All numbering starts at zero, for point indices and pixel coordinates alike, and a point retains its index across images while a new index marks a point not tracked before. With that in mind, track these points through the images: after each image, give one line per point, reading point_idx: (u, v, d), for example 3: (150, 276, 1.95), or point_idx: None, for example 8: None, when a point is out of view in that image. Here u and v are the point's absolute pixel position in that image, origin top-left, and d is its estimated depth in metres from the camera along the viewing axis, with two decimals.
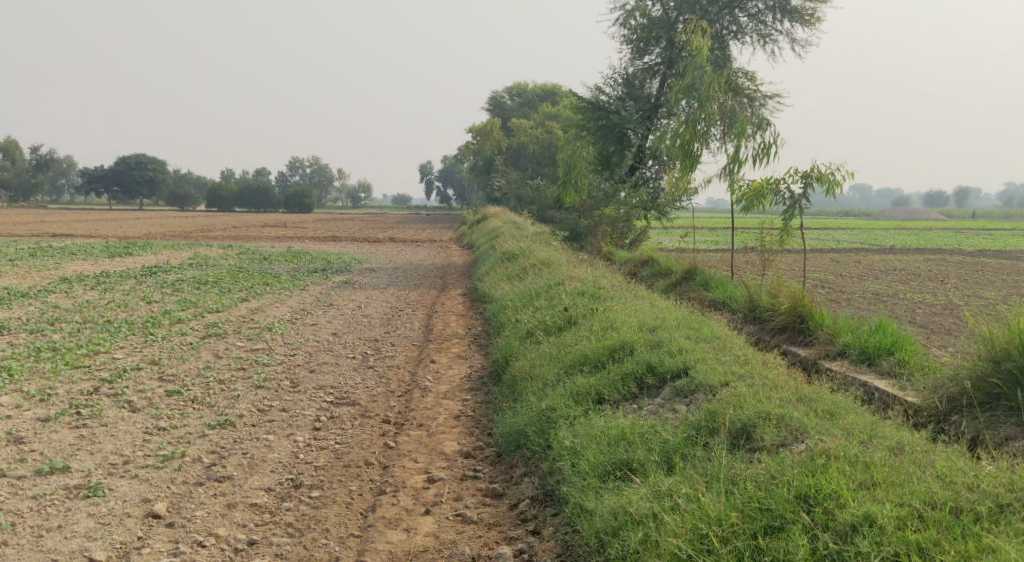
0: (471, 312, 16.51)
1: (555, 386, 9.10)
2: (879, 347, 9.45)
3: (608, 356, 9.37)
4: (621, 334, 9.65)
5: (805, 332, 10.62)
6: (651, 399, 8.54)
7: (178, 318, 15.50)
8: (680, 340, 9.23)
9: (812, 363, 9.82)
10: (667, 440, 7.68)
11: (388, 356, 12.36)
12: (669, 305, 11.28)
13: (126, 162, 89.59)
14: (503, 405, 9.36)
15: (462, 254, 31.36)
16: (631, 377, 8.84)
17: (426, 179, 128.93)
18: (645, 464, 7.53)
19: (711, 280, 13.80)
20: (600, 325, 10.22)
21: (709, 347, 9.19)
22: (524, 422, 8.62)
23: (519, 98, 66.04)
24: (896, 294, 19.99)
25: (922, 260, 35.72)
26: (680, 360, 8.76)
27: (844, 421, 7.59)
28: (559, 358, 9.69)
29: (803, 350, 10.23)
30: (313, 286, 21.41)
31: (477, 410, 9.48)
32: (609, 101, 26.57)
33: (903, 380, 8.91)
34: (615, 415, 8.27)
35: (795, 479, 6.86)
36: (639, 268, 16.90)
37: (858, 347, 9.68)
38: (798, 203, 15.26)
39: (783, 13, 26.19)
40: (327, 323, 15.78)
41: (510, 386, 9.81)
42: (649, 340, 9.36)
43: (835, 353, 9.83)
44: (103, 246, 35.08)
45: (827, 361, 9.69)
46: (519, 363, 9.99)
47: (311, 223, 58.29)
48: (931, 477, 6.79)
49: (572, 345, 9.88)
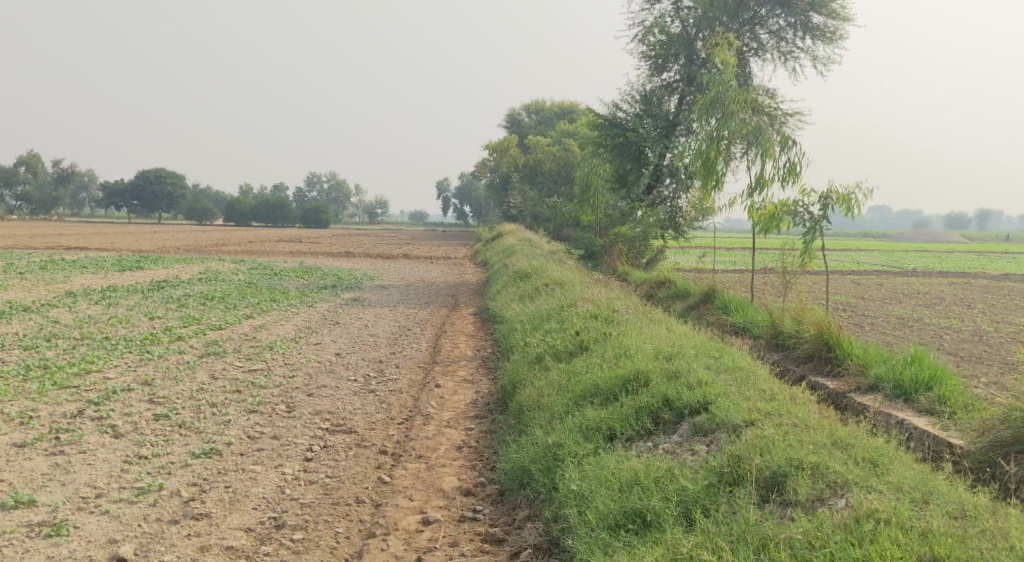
0: (481, 333, 15.92)
1: (563, 418, 8.52)
2: (915, 382, 8.84)
3: (622, 386, 8.79)
4: (635, 363, 9.06)
5: (832, 362, 9.99)
6: (667, 437, 7.97)
7: (178, 335, 15.02)
8: (700, 370, 8.64)
9: (841, 397, 9.18)
10: (687, 488, 7.15)
11: (392, 379, 11.81)
12: (687, 329, 10.66)
13: (146, 176, 89.86)
14: (507, 437, 8.80)
15: (475, 272, 30.82)
16: (645, 411, 8.26)
17: (443, 196, 128.62)
18: (663, 517, 7.02)
19: (732, 304, 13.16)
20: (614, 352, 9.62)
21: (731, 378, 8.59)
22: (530, 457, 8.05)
23: (538, 116, 65.64)
24: (921, 319, 19.27)
25: (945, 284, 34.82)
26: (701, 394, 8.17)
27: (891, 475, 7.01)
28: (568, 386, 9.10)
29: (830, 381, 9.61)
30: (321, 304, 20.90)
31: (481, 440, 8.92)
32: (626, 118, 26.11)
33: (944, 418, 8.26)
34: (627, 455, 7.73)
35: (838, 547, 6.39)
36: (656, 289, 16.31)
37: (892, 381, 9.04)
38: (817, 225, 14.63)
39: (805, 31, 25.65)
40: (332, 343, 15.25)
41: (515, 414, 9.24)
42: (667, 370, 8.77)
43: (866, 386, 9.20)
44: (115, 259, 34.79)
45: (857, 395, 9.07)
46: (527, 390, 9.41)
47: (327, 238, 57.84)
48: (1003, 549, 6.28)
49: (582, 373, 9.30)
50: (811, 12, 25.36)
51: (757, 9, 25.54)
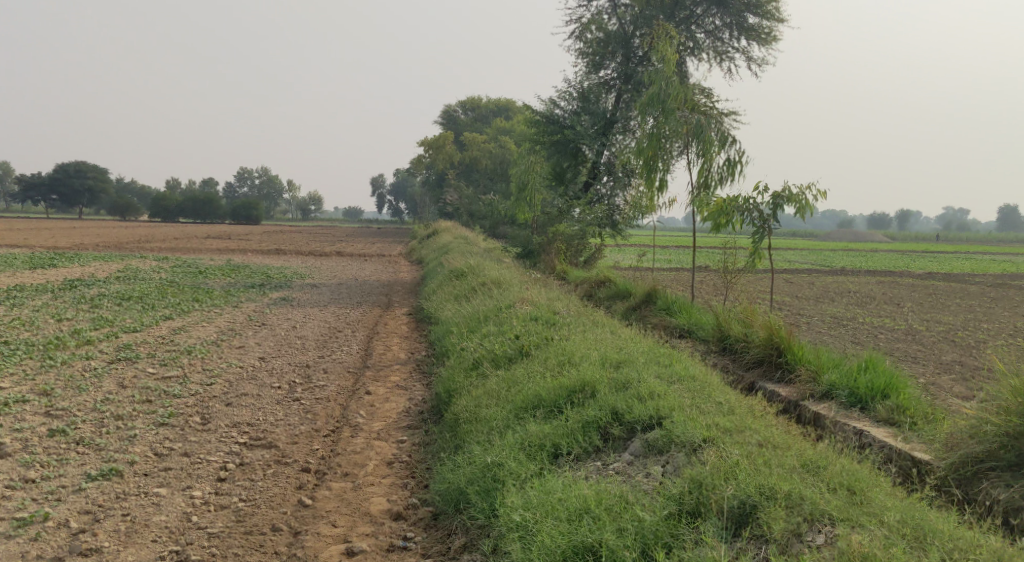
0: (415, 335, 15.25)
1: (505, 433, 7.99)
2: (871, 389, 8.57)
3: (567, 397, 8.30)
4: (581, 370, 8.57)
5: (783, 367, 9.64)
6: (616, 455, 7.53)
7: (87, 339, 14.06)
8: (650, 379, 8.20)
9: (795, 405, 8.84)
10: (644, 519, 6.66)
11: (318, 385, 11.09)
12: (632, 332, 10.21)
13: (66, 169, 86.53)
14: (442, 451, 8.22)
15: (410, 270, 30.08)
16: (593, 427, 7.80)
17: (377, 193, 126.90)
18: (618, 554, 6.50)
19: (675, 306, 12.78)
20: (557, 359, 9.09)
21: (682, 388, 8.15)
22: (468, 478, 7.51)
23: (473, 113, 64.94)
24: (855, 317, 19.22)
25: (874, 283, 35.29)
26: (653, 407, 7.73)
27: (872, 505, 6.59)
28: (509, 396, 8.57)
29: (782, 387, 9.27)
30: (246, 303, 19.99)
31: (413, 454, 8.36)
32: (564, 115, 25.74)
33: (905, 430, 7.99)
34: (574, 478, 7.25)
35: None
36: (595, 289, 15.87)
37: (847, 389, 8.76)
38: (767, 224, 14.42)
39: (741, 31, 25.55)
40: (256, 345, 14.44)
41: (451, 426, 8.67)
42: (616, 380, 8.31)
43: (820, 394, 8.89)
44: (28, 256, 33.10)
45: (812, 403, 8.75)
46: (463, 399, 8.84)
47: (257, 234, 56.44)
48: None
49: (523, 381, 8.78)
50: (746, 13, 25.26)
51: (693, 7, 25.28)
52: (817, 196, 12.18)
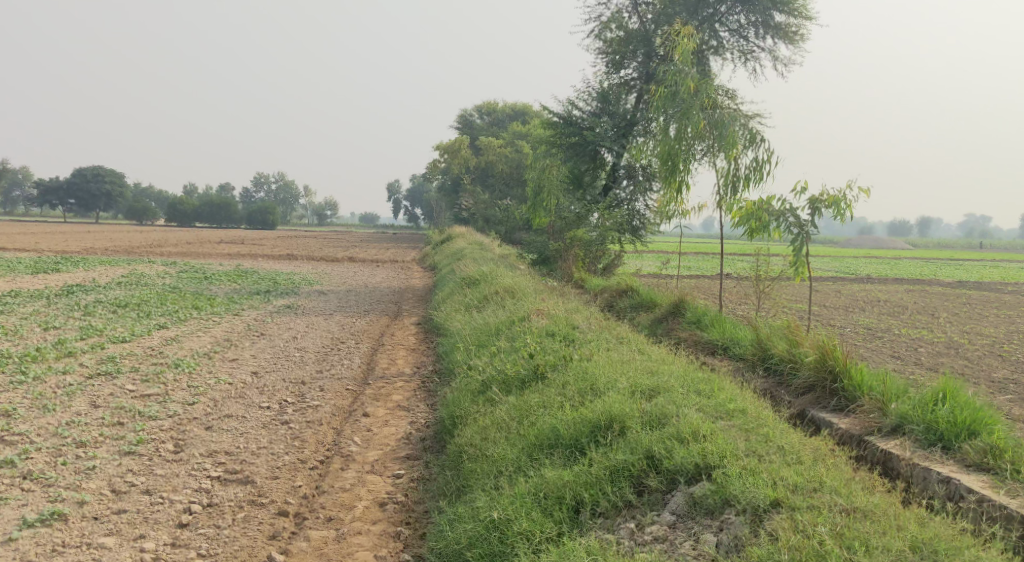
0: (423, 347, 14.19)
1: (515, 480, 7.19)
2: (954, 425, 7.55)
3: (592, 434, 7.42)
4: (607, 401, 7.66)
5: (837, 395, 8.60)
6: (654, 511, 6.69)
7: (69, 350, 13.09)
8: (692, 415, 7.27)
9: (861, 442, 7.82)
10: None
11: (311, 405, 10.00)
12: (661, 351, 9.16)
13: (84, 174, 86.30)
14: (445, 494, 7.45)
15: (423, 276, 29.07)
16: (624, 474, 6.96)
17: (393, 198, 125.96)
18: None
19: (706, 319, 11.65)
20: (578, 384, 8.15)
21: (729, 428, 7.22)
22: (470, 535, 6.79)
23: (489, 118, 63.99)
24: (890, 328, 18.01)
25: (901, 291, 33.85)
26: (698, 452, 6.86)
27: None
28: (521, 431, 7.72)
29: (840, 418, 8.26)
30: (248, 311, 18.99)
31: (411, 495, 7.55)
32: (582, 117, 24.69)
33: (1005, 480, 6.92)
34: (602, 546, 6.45)
35: None
36: (617, 299, 14.77)
37: (922, 423, 7.73)
38: (805, 230, 13.19)
39: (766, 29, 24.40)
40: (251, 358, 13.44)
41: (454, 461, 7.86)
42: (651, 415, 7.40)
43: (889, 428, 7.85)
44: (33, 261, 32.27)
45: (880, 439, 7.73)
46: (467, 433, 7.99)
47: (270, 240, 55.58)
48: None
49: (540, 412, 7.88)
50: (772, 10, 24.08)
51: (718, 5, 24.10)
52: (856, 195, 11.21)
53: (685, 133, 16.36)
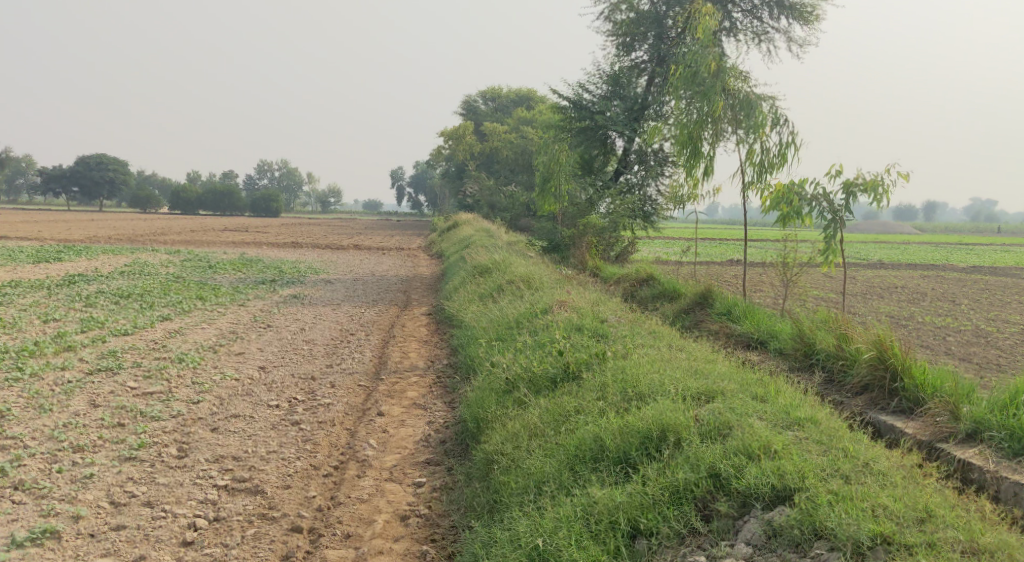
0: (435, 339, 13.63)
1: (559, 499, 6.83)
2: None
3: (643, 446, 7.06)
4: (657, 407, 7.29)
5: (898, 396, 8.21)
6: (727, 538, 6.33)
7: (68, 344, 12.52)
8: (757, 424, 6.92)
9: (935, 452, 7.39)
10: None
11: (322, 404, 9.44)
12: (698, 347, 8.69)
13: (87, 162, 85.69)
14: (476, 508, 7.13)
15: (431, 264, 28.47)
16: (684, 495, 6.60)
17: (396, 185, 125.04)
18: None
19: (738, 310, 11.08)
20: (623, 389, 7.76)
21: (798, 440, 6.86)
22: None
23: (493, 103, 63.16)
24: (914, 315, 17.44)
25: (917, 277, 33.06)
26: (772, 473, 6.49)
27: None
28: (559, 440, 7.36)
29: (900, 426, 7.76)
30: (254, 302, 18.41)
31: (439, 510, 7.19)
32: (592, 100, 23.97)
33: None
34: None
35: None
36: (638, 288, 14.19)
37: (1001, 429, 7.30)
38: (839, 215, 12.69)
39: (781, 10, 23.68)
40: (258, 351, 12.88)
41: (482, 471, 7.54)
42: (708, 424, 7.03)
43: (963, 435, 7.42)
44: (33, 250, 31.61)
45: (952, 449, 7.29)
46: (496, 440, 7.64)
47: (275, 228, 54.98)
48: None
49: (580, 418, 7.51)
50: None
51: None
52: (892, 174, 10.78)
53: (705, 115, 15.62)
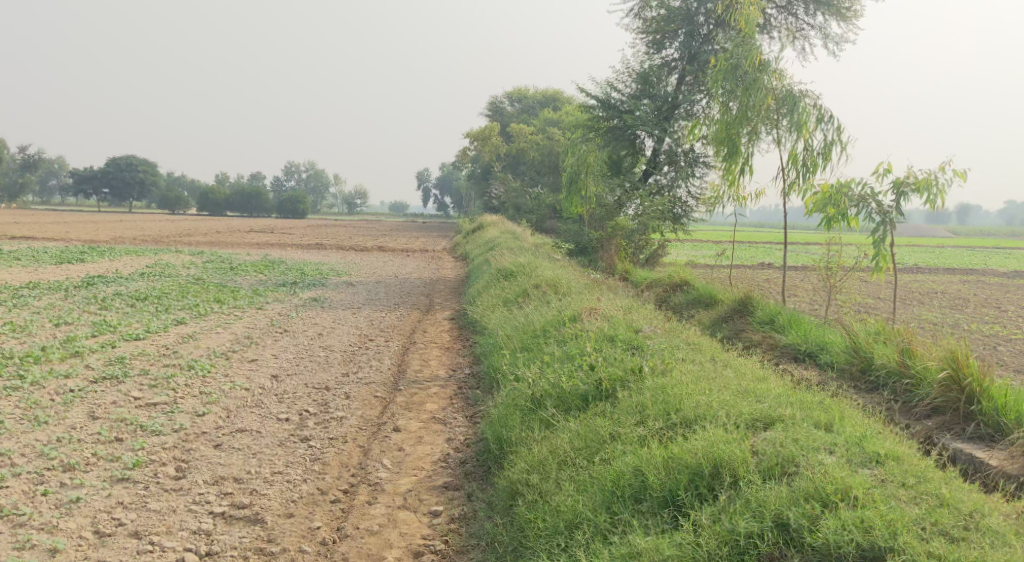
0: (457, 346, 12.99)
1: (596, 545, 6.31)
2: None
3: (693, 486, 6.51)
4: (708, 438, 6.74)
5: (977, 422, 7.54)
6: None
7: (76, 350, 12.01)
8: (827, 460, 6.37)
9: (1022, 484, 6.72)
10: None
11: (335, 417, 8.84)
12: (749, 364, 8.19)
13: (117, 163, 86.23)
14: (501, 548, 6.62)
15: (454, 267, 27.84)
16: (745, 549, 6.07)
17: (423, 187, 124.75)
18: None
19: (782, 319, 10.40)
20: (663, 414, 7.25)
21: (875, 480, 6.29)
22: None
23: (520, 105, 62.48)
24: (960, 322, 16.58)
25: (957, 283, 31.89)
26: (856, 528, 5.93)
27: None
28: (593, 473, 6.82)
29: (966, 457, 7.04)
30: (273, 305, 17.86)
31: (460, 545, 6.70)
32: (620, 99, 23.16)
33: None
34: None
35: None
36: (670, 294, 13.48)
37: None
38: (888, 216, 11.95)
39: (817, 6, 22.81)
40: (273, 358, 12.31)
41: (504, 502, 7.05)
42: (769, 462, 6.48)
43: None
44: (57, 251, 31.31)
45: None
46: (520, 468, 7.14)
47: (301, 229, 54.53)
48: None
49: (618, 447, 6.97)
50: None
51: None
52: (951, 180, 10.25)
53: (745, 112, 14.81)
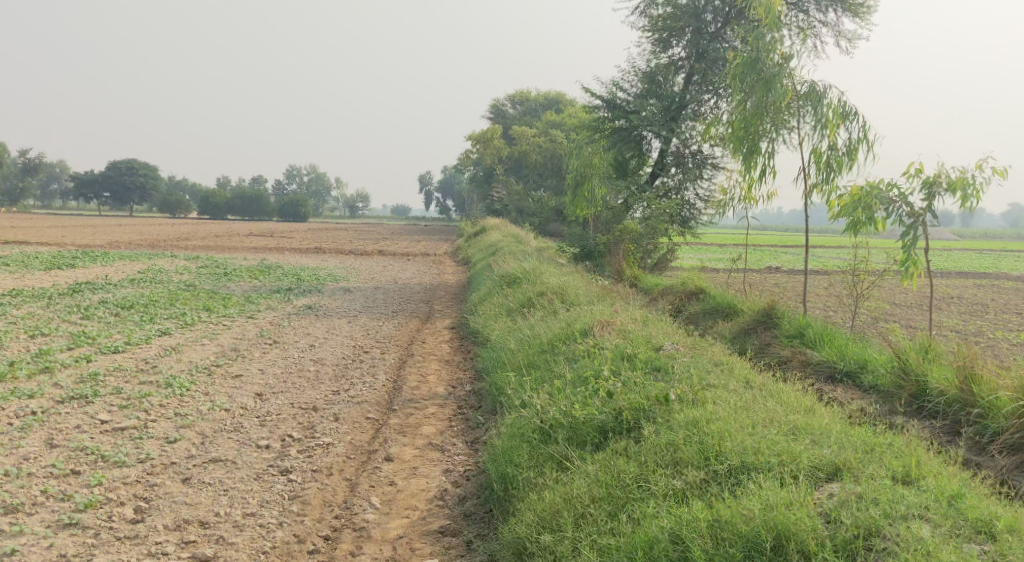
0: (457, 359, 12.15)
1: None
2: None
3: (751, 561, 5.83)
4: (764, 499, 6.04)
5: None
6: None
7: (48, 364, 11.17)
8: (924, 534, 5.72)
9: None
10: None
11: (321, 444, 7.94)
12: (794, 394, 7.48)
13: (118, 167, 85.25)
14: None
15: (456, 272, 26.96)
16: None
17: (425, 190, 123.92)
18: None
19: (814, 332, 9.57)
20: (705, 461, 6.53)
21: (983, 558, 5.67)
22: None
23: (522, 107, 61.54)
24: (987, 329, 15.73)
25: (973, 287, 31.02)
26: None
27: None
28: (626, 536, 6.13)
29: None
30: (265, 313, 17.00)
31: None
32: (626, 100, 22.23)
33: None
34: None
35: None
36: (686, 303, 12.60)
37: None
38: (920, 219, 11.12)
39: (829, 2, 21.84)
40: (260, 372, 11.47)
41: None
42: (847, 535, 5.82)
43: None
44: (49, 256, 30.42)
45: None
46: (532, 520, 6.47)
47: (302, 232, 53.54)
48: None
49: (650, 504, 6.30)
50: None
51: None
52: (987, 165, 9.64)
53: (762, 110, 13.88)
